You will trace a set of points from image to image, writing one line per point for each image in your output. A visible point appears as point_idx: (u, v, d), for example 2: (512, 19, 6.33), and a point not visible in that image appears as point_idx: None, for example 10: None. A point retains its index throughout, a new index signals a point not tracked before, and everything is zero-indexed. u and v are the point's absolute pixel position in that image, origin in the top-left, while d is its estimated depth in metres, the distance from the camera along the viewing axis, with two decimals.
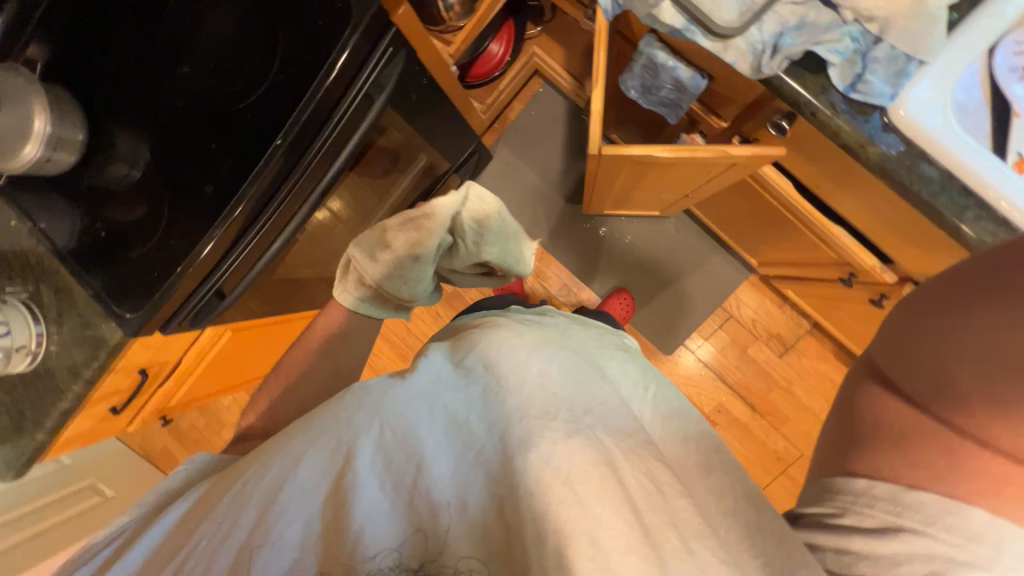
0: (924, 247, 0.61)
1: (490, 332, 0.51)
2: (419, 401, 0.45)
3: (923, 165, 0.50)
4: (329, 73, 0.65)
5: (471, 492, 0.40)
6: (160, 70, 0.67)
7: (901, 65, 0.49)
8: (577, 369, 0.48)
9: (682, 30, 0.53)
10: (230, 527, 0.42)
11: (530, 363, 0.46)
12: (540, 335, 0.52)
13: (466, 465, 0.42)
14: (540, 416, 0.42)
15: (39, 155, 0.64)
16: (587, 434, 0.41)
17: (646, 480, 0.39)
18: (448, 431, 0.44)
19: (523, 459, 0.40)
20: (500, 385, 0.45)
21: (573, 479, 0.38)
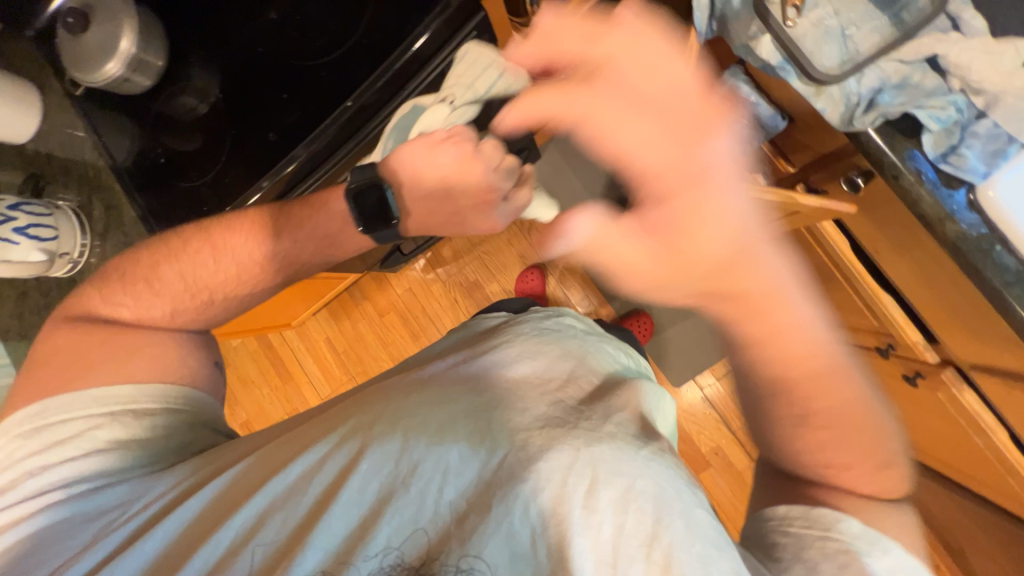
0: (983, 336, 0.58)
1: (506, 346, 0.51)
2: (436, 407, 0.46)
3: (1002, 251, 0.48)
4: (411, 46, 0.65)
5: (493, 491, 0.40)
6: (249, 14, 0.69)
7: (1002, 144, 0.46)
8: (594, 385, 0.48)
9: (777, 68, 0.52)
10: (272, 507, 0.43)
11: (547, 382, 0.47)
12: (557, 350, 0.51)
13: (486, 466, 0.41)
14: (559, 423, 0.42)
15: (119, 73, 0.65)
16: (610, 443, 0.40)
17: (671, 495, 0.39)
18: (466, 434, 0.43)
19: (545, 463, 0.39)
20: (517, 398, 0.45)
21: (597, 484, 0.38)
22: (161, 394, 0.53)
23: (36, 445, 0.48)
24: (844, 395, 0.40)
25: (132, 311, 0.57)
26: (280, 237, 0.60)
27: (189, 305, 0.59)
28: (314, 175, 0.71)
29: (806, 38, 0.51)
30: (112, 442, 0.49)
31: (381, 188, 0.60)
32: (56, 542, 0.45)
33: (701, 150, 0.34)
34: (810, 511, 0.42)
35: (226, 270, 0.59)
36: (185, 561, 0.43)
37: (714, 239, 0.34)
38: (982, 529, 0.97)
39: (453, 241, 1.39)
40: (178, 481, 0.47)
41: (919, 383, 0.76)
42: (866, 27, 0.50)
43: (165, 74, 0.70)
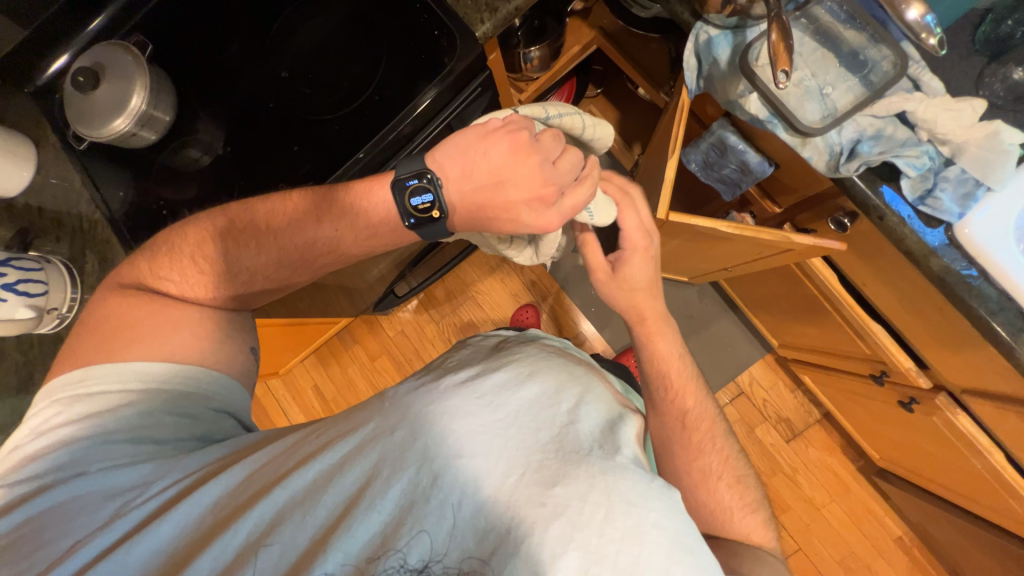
0: (970, 363, 0.62)
1: (521, 357, 0.49)
2: (459, 415, 0.42)
3: (982, 284, 0.53)
4: (418, 103, 0.68)
5: (506, 512, 0.38)
6: (262, 72, 0.71)
7: (970, 188, 0.52)
8: (602, 410, 0.47)
9: (765, 121, 0.57)
10: (290, 506, 0.41)
11: (562, 401, 0.45)
12: (568, 368, 0.50)
13: (504, 479, 0.39)
14: (574, 451, 0.41)
15: (127, 129, 0.65)
16: (623, 475, 0.40)
17: (681, 527, 0.40)
18: (487, 450, 0.41)
19: (561, 489, 0.39)
20: (535, 414, 0.43)
21: (612, 514, 0.38)
22: (194, 377, 0.52)
23: (73, 413, 0.48)
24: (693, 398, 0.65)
25: (179, 286, 0.56)
26: (321, 224, 0.56)
27: (235, 284, 0.57)
28: None
29: (790, 96, 0.56)
30: (146, 419, 0.49)
31: (428, 182, 0.55)
32: (73, 514, 0.43)
33: (649, 235, 0.65)
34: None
35: (269, 254, 0.56)
36: (192, 558, 0.40)
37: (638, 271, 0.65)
38: (981, 552, 1.00)
39: (446, 281, 1.41)
40: (200, 467, 0.46)
41: (914, 409, 0.79)
42: (841, 87, 0.56)
43: (170, 126, 0.69)
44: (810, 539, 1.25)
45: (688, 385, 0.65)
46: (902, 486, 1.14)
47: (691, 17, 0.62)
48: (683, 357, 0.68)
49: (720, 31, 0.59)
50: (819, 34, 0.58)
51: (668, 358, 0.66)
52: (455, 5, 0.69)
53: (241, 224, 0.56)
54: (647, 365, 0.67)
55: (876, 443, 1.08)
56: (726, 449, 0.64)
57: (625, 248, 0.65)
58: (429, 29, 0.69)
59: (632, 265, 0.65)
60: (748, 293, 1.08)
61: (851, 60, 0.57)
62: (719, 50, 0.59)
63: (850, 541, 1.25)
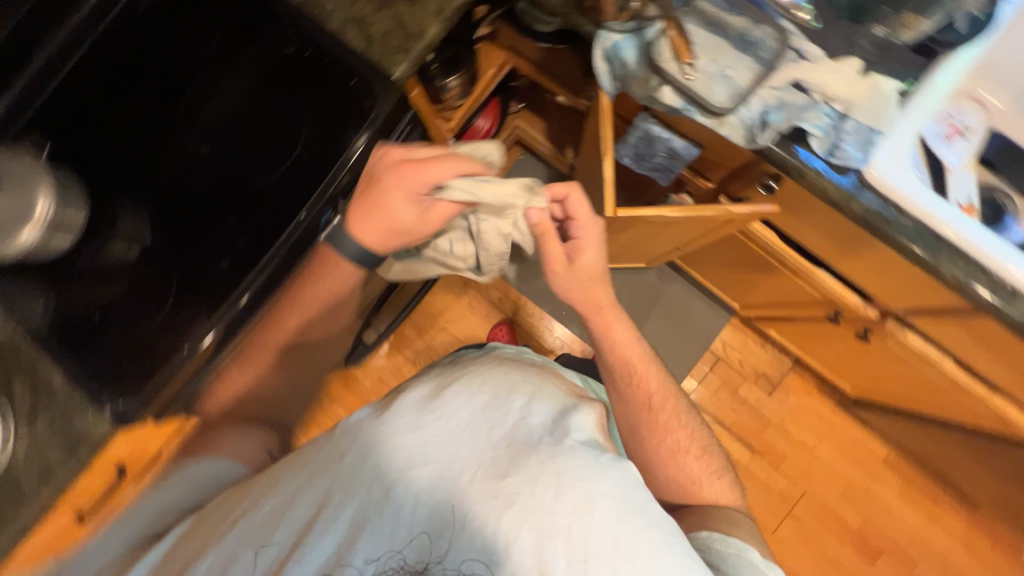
0: (907, 287, 0.68)
1: (467, 373, 0.58)
2: (418, 433, 0.50)
3: (900, 216, 0.58)
4: (351, 152, 0.66)
5: (473, 508, 0.47)
6: (179, 153, 0.68)
7: (867, 135, 0.58)
8: (546, 401, 0.56)
9: (682, 109, 0.61)
10: (296, 544, 0.48)
11: (507, 402, 0.54)
12: (511, 373, 0.58)
13: (467, 481, 0.48)
14: (525, 444, 0.50)
15: (35, 237, 0.62)
16: (570, 455, 0.49)
17: (628, 494, 0.49)
18: (449, 457, 0.49)
19: (514, 478, 0.47)
20: (484, 418, 0.52)
21: (563, 490, 0.47)
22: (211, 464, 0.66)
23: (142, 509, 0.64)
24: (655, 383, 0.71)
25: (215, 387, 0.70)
26: None
27: (237, 374, 0.69)
28: (268, 300, 0.66)
29: (698, 82, 0.60)
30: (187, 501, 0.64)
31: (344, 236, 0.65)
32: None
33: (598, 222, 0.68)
34: (727, 537, 0.60)
35: (254, 341, 0.67)
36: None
37: (591, 260, 0.69)
38: (959, 453, 1.08)
39: (414, 319, 1.38)
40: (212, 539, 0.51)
41: (870, 338, 0.86)
42: (740, 67, 0.60)
43: (89, 227, 0.66)
44: (809, 479, 1.35)
45: (649, 368, 0.71)
46: (877, 411, 1.23)
47: (592, 27, 0.65)
48: (641, 339, 0.72)
49: (622, 35, 0.63)
50: (708, 23, 0.62)
51: (629, 348, 0.71)
52: (367, 52, 0.67)
53: (204, 317, 0.64)
54: (609, 355, 0.71)
55: (848, 376, 1.16)
56: (689, 425, 0.71)
57: (580, 236, 0.68)
58: (347, 81, 0.68)
59: (588, 252, 0.69)
60: (706, 267, 1.13)
61: (742, 41, 0.61)
62: (625, 53, 0.63)
63: (843, 470, 1.36)
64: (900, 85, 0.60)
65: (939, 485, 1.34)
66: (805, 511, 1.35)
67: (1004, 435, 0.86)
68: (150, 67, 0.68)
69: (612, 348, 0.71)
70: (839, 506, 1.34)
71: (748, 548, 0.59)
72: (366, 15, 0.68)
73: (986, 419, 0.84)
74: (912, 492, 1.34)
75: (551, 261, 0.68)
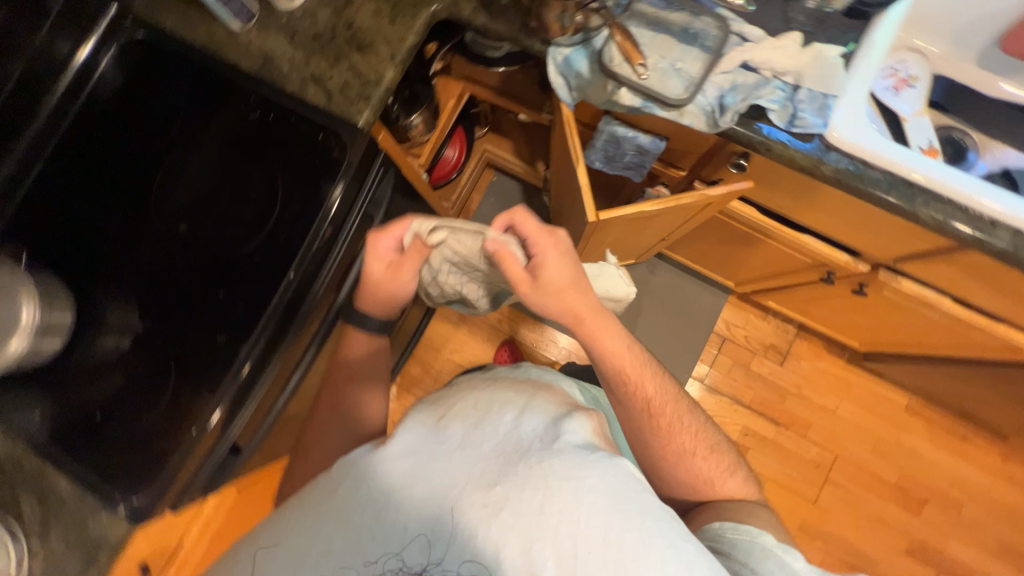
0: (892, 237, 0.70)
1: (462, 396, 0.58)
2: (406, 454, 0.50)
3: (869, 170, 0.60)
4: (329, 204, 0.67)
5: (461, 518, 0.46)
6: (154, 236, 0.66)
7: (822, 101, 0.60)
8: (536, 408, 0.55)
9: (641, 107, 0.63)
10: None
11: (497, 413, 0.53)
12: (502, 388, 0.59)
13: (456, 491, 0.47)
14: (514, 451, 0.49)
15: (25, 347, 0.61)
16: (560, 457, 0.48)
17: (619, 488, 0.48)
18: (438, 473, 0.48)
19: (503, 486, 0.46)
20: (474, 430, 0.51)
21: (552, 492, 0.45)
22: None
23: None
24: (652, 385, 0.67)
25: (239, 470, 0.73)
26: None
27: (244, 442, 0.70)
28: (271, 362, 0.66)
29: (653, 79, 0.62)
30: None
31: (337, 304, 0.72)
32: None
33: (556, 233, 0.66)
34: (739, 525, 0.61)
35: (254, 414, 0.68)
36: None
37: (555, 269, 0.65)
38: (977, 388, 1.09)
39: (418, 356, 1.37)
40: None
41: (867, 292, 0.87)
42: (689, 59, 0.62)
43: (77, 327, 0.65)
44: (838, 441, 1.35)
45: (644, 374, 0.67)
46: (888, 361, 1.24)
47: (542, 45, 0.66)
48: (631, 346, 0.68)
49: (571, 48, 0.65)
50: (651, 22, 0.64)
51: (620, 353, 0.66)
52: (329, 106, 0.69)
53: (186, 387, 0.63)
54: (602, 367, 0.67)
55: (854, 333, 1.16)
56: (693, 424, 0.69)
57: (537, 253, 0.66)
58: (313, 135, 0.68)
59: (549, 266, 0.65)
60: (696, 251, 1.14)
61: (685, 34, 0.63)
62: (577, 65, 0.65)
63: (869, 426, 1.35)
64: (843, 49, 0.63)
65: (964, 422, 1.34)
66: (841, 475, 1.34)
67: (1015, 361, 0.87)
68: (117, 156, 0.68)
69: (607, 357, 0.66)
70: (873, 463, 1.34)
71: (761, 534, 0.59)
72: (322, 71, 0.70)
73: (996, 350, 0.85)
74: (942, 435, 1.34)
75: (516, 282, 0.66)
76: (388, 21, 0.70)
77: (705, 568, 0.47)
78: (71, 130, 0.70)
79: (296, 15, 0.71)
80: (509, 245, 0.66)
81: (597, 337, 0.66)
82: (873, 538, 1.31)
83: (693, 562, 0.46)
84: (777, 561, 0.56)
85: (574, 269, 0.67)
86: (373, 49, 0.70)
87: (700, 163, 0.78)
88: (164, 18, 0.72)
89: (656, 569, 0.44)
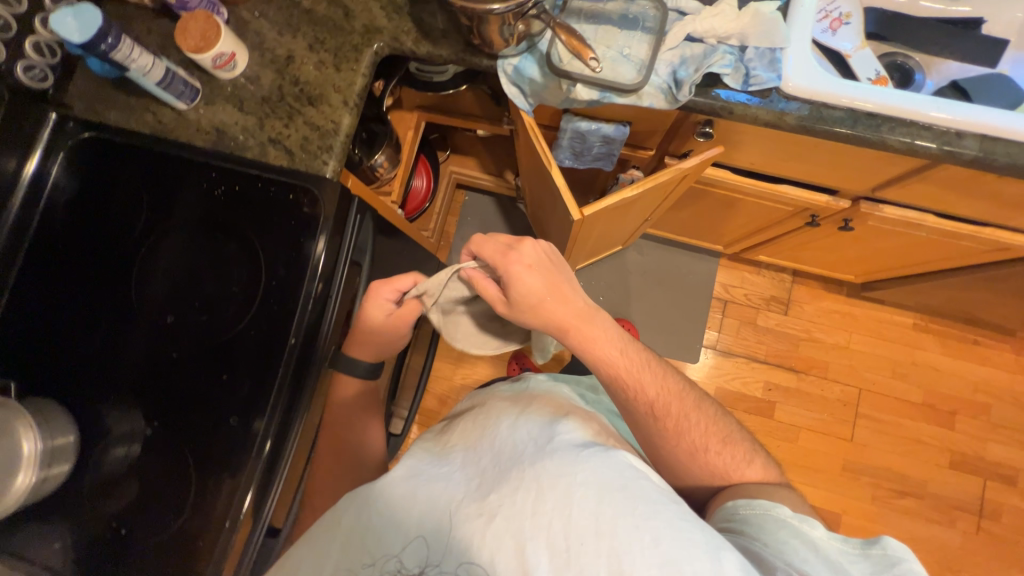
0: (866, 169, 0.71)
1: (462, 422, 0.62)
2: (405, 475, 0.53)
3: (830, 111, 0.61)
4: (314, 261, 0.65)
5: (458, 529, 0.48)
6: (144, 332, 0.64)
7: (771, 55, 0.61)
8: (531, 417, 0.58)
9: (600, 99, 0.64)
10: None
11: (494, 429, 0.56)
12: (501, 405, 0.62)
13: (453, 503, 0.50)
14: (508, 460, 0.51)
15: (32, 478, 0.58)
16: (551, 459, 0.50)
17: (612, 477, 0.48)
18: (437, 488, 0.51)
19: (497, 494, 0.49)
20: (473, 449, 0.55)
21: (542, 492, 0.47)
22: None
23: None
24: (653, 387, 0.66)
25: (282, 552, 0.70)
26: None
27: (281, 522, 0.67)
28: (289, 435, 0.64)
29: (605, 70, 0.63)
30: None
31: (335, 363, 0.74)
32: None
33: (523, 242, 0.65)
34: (751, 501, 0.60)
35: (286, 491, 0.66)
36: None
37: (529, 282, 0.64)
38: (976, 293, 1.11)
39: (433, 389, 1.35)
40: None
41: (853, 226, 0.89)
42: (635, 43, 0.63)
43: (83, 441, 0.62)
44: (858, 375, 1.36)
45: (642, 377, 0.66)
46: (886, 286, 1.26)
47: (490, 60, 0.67)
48: (623, 350, 0.67)
49: (518, 57, 0.66)
50: (591, 16, 0.65)
51: (612, 357, 0.66)
52: (293, 164, 0.69)
53: (208, 480, 0.61)
54: (596, 372, 0.68)
55: (847, 267, 1.18)
56: (703, 419, 0.68)
57: (501, 272, 0.64)
58: (284, 197, 0.67)
59: (519, 284, 0.63)
60: (679, 223, 1.16)
61: (626, 20, 0.64)
62: (528, 71, 0.65)
63: (883, 353, 1.37)
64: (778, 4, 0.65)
65: (970, 328, 1.37)
66: (869, 407, 1.35)
67: (1006, 259, 0.89)
68: (90, 259, 0.66)
69: (602, 364, 0.67)
70: (896, 387, 1.35)
71: (774, 505, 0.58)
72: (278, 131, 0.70)
73: (988, 253, 0.86)
74: (953, 345, 1.36)
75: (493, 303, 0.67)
76: (333, 69, 0.70)
77: (711, 547, 0.45)
78: (35, 246, 0.67)
79: (240, 82, 0.71)
80: (479, 270, 0.68)
81: (589, 344, 0.66)
82: (915, 460, 1.32)
83: (694, 542, 0.45)
84: (792, 531, 0.56)
85: (553, 274, 0.66)
86: (324, 99, 0.70)
87: (667, 139, 0.79)
88: (109, 113, 0.72)
89: (653, 553, 0.44)
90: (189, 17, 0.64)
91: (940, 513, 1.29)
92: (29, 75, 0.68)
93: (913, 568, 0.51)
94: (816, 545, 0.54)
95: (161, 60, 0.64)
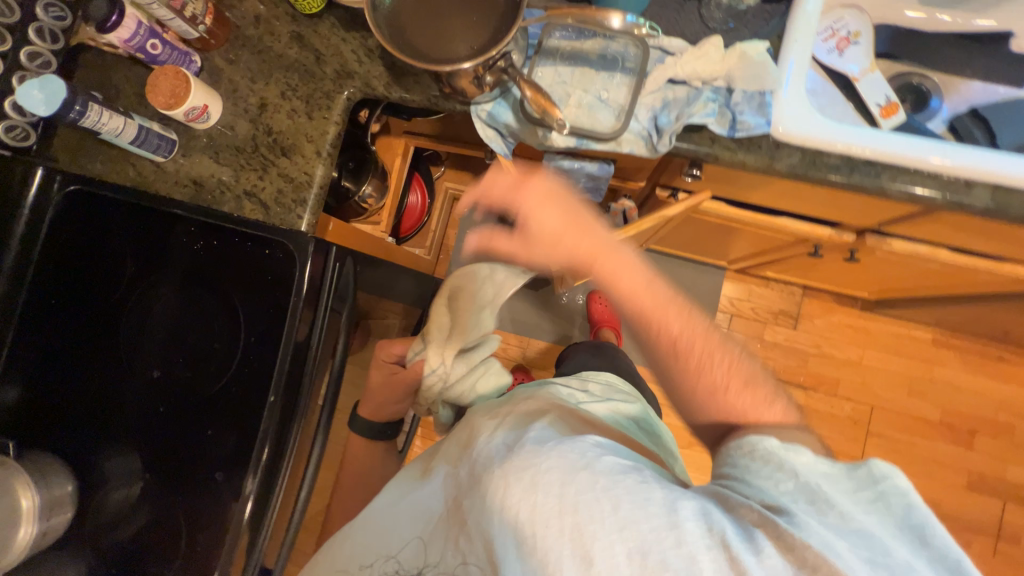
0: (869, 209, 0.66)
1: (448, 435, 0.68)
2: (399, 494, 0.63)
3: (824, 157, 0.57)
4: (292, 316, 0.65)
5: (446, 537, 0.56)
6: (134, 386, 0.66)
7: (760, 99, 0.57)
8: (508, 417, 0.61)
9: (577, 146, 0.60)
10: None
11: (472, 434, 0.61)
12: (483, 411, 0.67)
13: (439, 510, 0.58)
14: (480, 464, 0.55)
15: (33, 531, 0.61)
16: (516, 455, 0.52)
17: (571, 459, 0.50)
18: (426, 500, 0.60)
19: (472, 499, 0.54)
20: (453, 459, 0.60)
21: (507, 486, 0.50)
22: None
23: None
24: (678, 320, 0.58)
25: None
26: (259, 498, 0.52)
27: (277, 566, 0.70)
28: (274, 488, 0.64)
29: (581, 118, 0.59)
30: None
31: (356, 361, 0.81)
32: None
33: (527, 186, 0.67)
34: (740, 440, 0.52)
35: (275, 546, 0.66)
36: None
37: (547, 221, 0.66)
38: (1002, 314, 1.04)
39: None
40: None
41: (858, 256, 0.84)
42: (612, 87, 0.59)
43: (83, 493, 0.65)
44: (871, 392, 1.31)
45: (662, 310, 0.59)
46: (903, 303, 1.20)
47: (463, 107, 0.64)
48: (648, 283, 0.61)
49: (492, 103, 0.63)
50: (567, 57, 0.61)
51: (634, 284, 0.60)
52: (268, 218, 0.69)
53: (198, 531, 0.63)
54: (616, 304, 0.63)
55: (860, 286, 1.12)
56: (729, 355, 0.58)
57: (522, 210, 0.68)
58: (260, 251, 0.67)
59: (535, 219, 0.67)
60: (680, 242, 1.11)
61: (604, 61, 0.60)
62: (502, 117, 0.63)
63: (899, 369, 1.31)
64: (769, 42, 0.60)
65: (995, 343, 1.29)
66: (881, 424, 1.30)
67: None
68: (82, 315, 0.68)
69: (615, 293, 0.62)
70: (912, 405, 1.30)
71: (760, 438, 0.50)
72: (254, 183, 0.69)
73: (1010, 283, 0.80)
74: (975, 361, 1.29)
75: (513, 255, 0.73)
76: (305, 117, 0.69)
77: (667, 502, 0.46)
78: (28, 303, 0.68)
79: (216, 131, 0.70)
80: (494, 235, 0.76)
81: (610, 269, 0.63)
82: (930, 480, 1.27)
83: (654, 500, 0.46)
84: (778, 466, 0.48)
85: (567, 206, 0.67)
86: (298, 149, 0.69)
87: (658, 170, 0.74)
88: (95, 166, 0.72)
89: (613, 519, 0.45)
90: (159, 73, 0.63)
91: (955, 535, 1.24)
92: (12, 136, 0.69)
93: (897, 485, 0.44)
94: (799, 473, 0.47)
95: (134, 118, 0.64)
